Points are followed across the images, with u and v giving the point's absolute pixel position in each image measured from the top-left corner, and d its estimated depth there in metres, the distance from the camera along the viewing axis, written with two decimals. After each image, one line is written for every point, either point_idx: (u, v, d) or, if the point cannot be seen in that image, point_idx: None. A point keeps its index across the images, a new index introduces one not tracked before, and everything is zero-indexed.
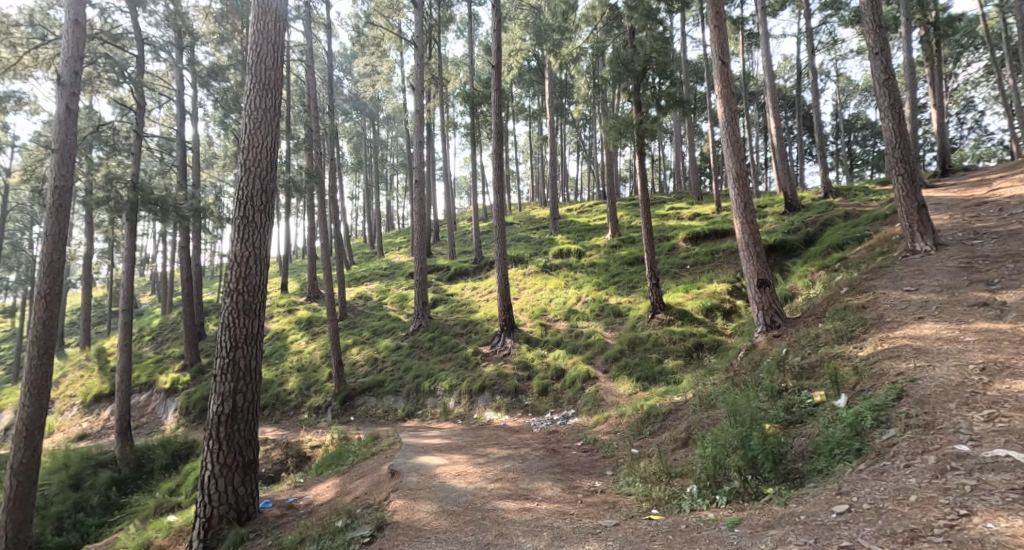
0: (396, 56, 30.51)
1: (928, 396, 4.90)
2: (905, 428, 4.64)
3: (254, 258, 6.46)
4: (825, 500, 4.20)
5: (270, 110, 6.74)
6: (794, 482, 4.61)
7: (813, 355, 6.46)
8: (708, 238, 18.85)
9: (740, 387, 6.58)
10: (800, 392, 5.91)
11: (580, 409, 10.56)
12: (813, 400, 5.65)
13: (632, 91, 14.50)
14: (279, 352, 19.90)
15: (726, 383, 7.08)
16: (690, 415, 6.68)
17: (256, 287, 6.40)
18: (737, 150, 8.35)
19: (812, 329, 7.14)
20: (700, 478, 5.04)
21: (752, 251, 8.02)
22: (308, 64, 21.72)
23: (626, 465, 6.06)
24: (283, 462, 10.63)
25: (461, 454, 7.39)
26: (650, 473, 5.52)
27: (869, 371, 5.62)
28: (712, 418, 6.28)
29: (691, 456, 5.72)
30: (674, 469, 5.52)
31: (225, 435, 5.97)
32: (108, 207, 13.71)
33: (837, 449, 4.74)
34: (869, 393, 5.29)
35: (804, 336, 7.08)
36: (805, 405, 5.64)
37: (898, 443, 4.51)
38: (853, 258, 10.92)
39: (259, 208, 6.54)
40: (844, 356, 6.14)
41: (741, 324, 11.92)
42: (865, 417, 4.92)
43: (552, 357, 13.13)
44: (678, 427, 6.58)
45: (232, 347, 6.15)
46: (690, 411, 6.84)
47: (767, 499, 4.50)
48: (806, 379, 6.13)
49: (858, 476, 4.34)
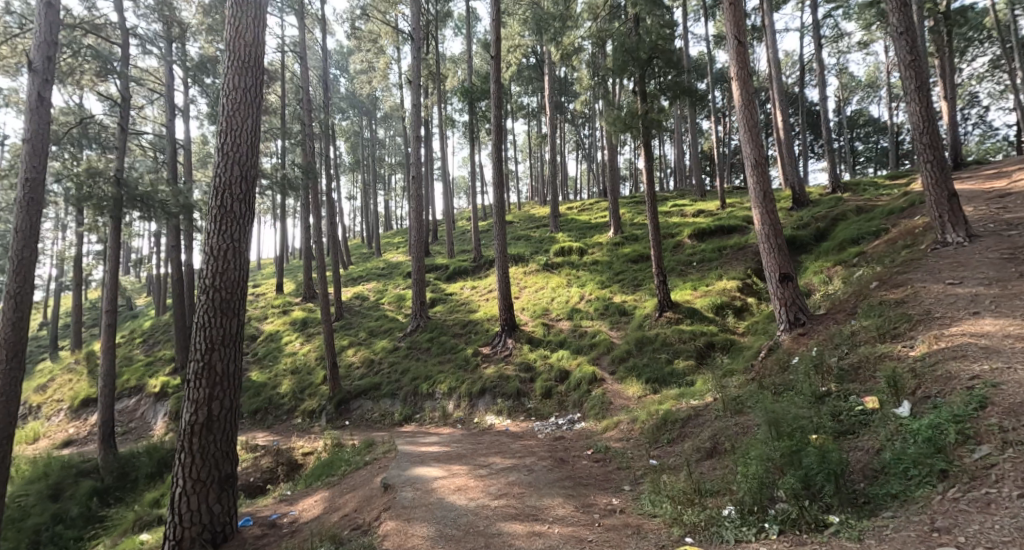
0: (393, 53, 30.01)
1: (1019, 405, 4.31)
2: (1003, 446, 4.05)
3: (233, 251, 5.90)
4: (919, 540, 3.62)
5: (250, 90, 6.17)
6: (863, 511, 4.05)
7: (855, 356, 5.92)
8: (715, 234, 18.37)
9: (772, 393, 6.04)
10: (847, 397, 5.37)
11: (586, 413, 10.00)
12: (864, 407, 5.10)
13: (638, 82, 13.96)
14: (274, 353, 19.33)
15: (751, 387, 6.53)
16: (713, 422, 6.13)
17: (235, 281, 5.84)
18: (755, 136, 7.83)
19: (844, 327, 6.59)
20: (740, 500, 4.51)
21: (772, 243, 7.48)
22: (302, 58, 21.19)
23: (646, 479, 5.50)
24: (273, 470, 10.07)
25: (460, 464, 6.82)
26: (681, 491, 4.96)
27: (932, 373, 5.07)
28: (743, 426, 5.74)
29: (724, 469, 5.18)
30: (707, 486, 4.97)
31: (199, 447, 5.39)
32: (94, 205, 13.18)
33: (915, 470, 4.18)
34: (939, 400, 4.72)
35: (836, 334, 6.53)
36: (856, 412, 5.11)
37: (1000, 466, 3.92)
38: (874, 251, 10.38)
39: (237, 196, 5.99)
40: (893, 357, 5.59)
41: (754, 323, 11.37)
42: (945, 430, 4.35)
43: (555, 358, 12.56)
44: (701, 435, 6.02)
45: (207, 349, 5.58)
46: (714, 417, 6.30)
47: (834, 531, 3.94)
48: (850, 382, 5.60)
49: (957, 508, 3.77)
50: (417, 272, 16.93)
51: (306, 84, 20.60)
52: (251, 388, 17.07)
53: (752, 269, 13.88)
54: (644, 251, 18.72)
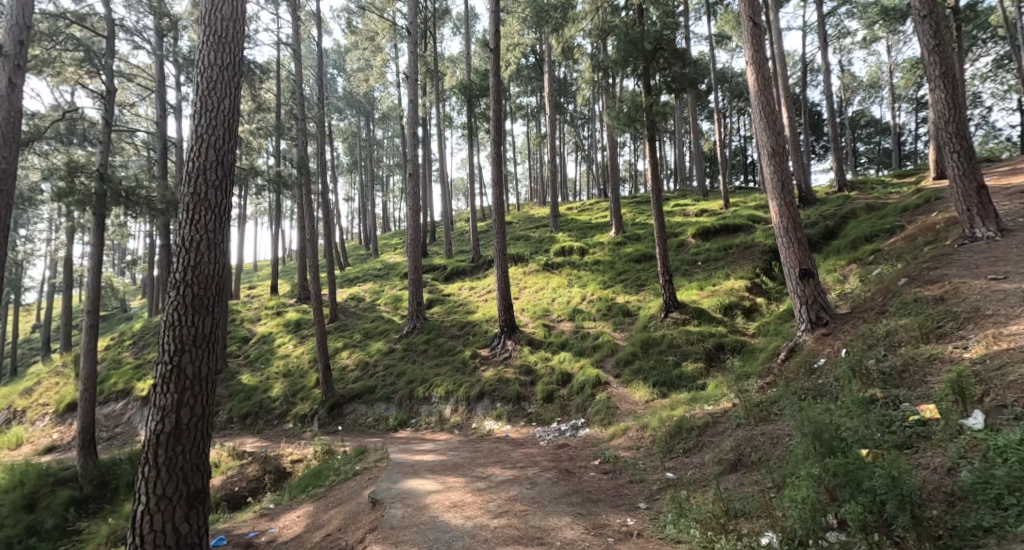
0: (390, 51, 29.61)
1: None
2: None
3: (207, 243, 5.36)
4: None
5: (228, 68, 5.65)
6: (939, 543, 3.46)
7: (897, 359, 5.43)
8: (720, 233, 17.93)
9: (804, 399, 5.55)
10: (898, 406, 4.85)
11: (591, 418, 9.47)
12: (921, 417, 4.57)
13: (642, 74, 13.49)
14: (266, 356, 18.77)
15: (776, 391, 6.03)
16: (737, 432, 5.63)
17: (210, 276, 5.31)
18: (772, 122, 7.28)
19: (877, 328, 6.09)
20: (783, 526, 4.02)
21: (792, 237, 6.99)
22: (296, 55, 20.76)
23: (665, 497, 5.00)
24: (260, 479, 9.53)
25: (456, 475, 6.30)
26: (711, 513, 4.43)
27: (997, 377, 4.53)
28: (772, 436, 5.24)
29: (756, 487, 4.69)
30: (739, 508, 4.45)
31: (165, 460, 4.88)
32: (76, 202, 12.67)
33: (1009, 495, 3.49)
34: (1017, 409, 4.14)
35: (869, 335, 6.03)
36: (911, 423, 4.58)
37: None
38: (890, 248, 9.90)
39: (212, 182, 5.45)
40: (943, 360, 5.09)
41: (765, 323, 10.88)
42: None
43: (557, 360, 12.03)
44: (723, 445, 5.52)
45: (177, 351, 5.06)
46: (737, 425, 5.80)
47: None
48: (896, 387, 5.10)
49: None
50: (414, 271, 16.44)
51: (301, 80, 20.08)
52: (241, 391, 16.51)
53: (760, 268, 13.40)
54: (647, 250, 18.24)
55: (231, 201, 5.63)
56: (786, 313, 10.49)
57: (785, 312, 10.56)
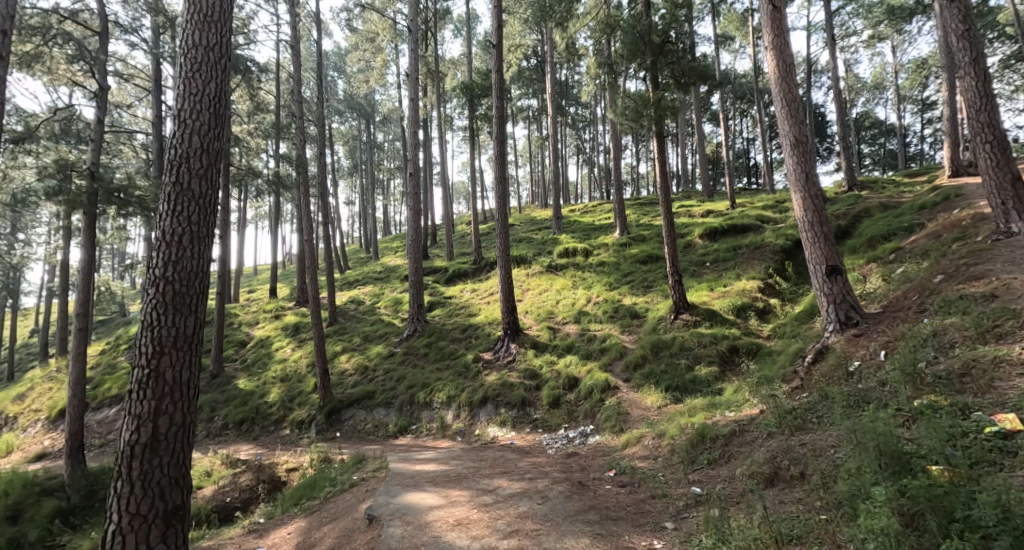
0: (390, 52, 29.28)
1: None
2: None
3: (189, 237, 4.91)
4: None
5: (214, 48, 5.20)
6: None
7: (953, 362, 4.95)
8: (727, 234, 17.53)
9: (849, 408, 5.08)
10: (968, 416, 4.32)
11: (600, 425, 9.01)
12: (1000, 430, 4.03)
13: (650, 67, 13.09)
14: (263, 360, 18.34)
15: (813, 399, 5.58)
16: (771, 443, 5.19)
17: (191, 272, 4.86)
18: (794, 110, 6.82)
19: (921, 328, 5.64)
20: None
21: (818, 232, 6.56)
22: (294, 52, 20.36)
23: (697, 517, 4.54)
24: (253, 489, 9.08)
25: (460, 488, 5.86)
26: (755, 537, 3.98)
27: None
28: (814, 448, 4.83)
29: (803, 507, 4.23)
30: (786, 529, 4.00)
31: (140, 474, 4.45)
32: (65, 201, 12.26)
33: None
34: None
35: (913, 336, 5.58)
36: (988, 438, 4.05)
37: None
38: (912, 246, 9.46)
39: (195, 171, 5.01)
40: (1011, 364, 4.62)
41: (780, 324, 10.45)
42: None
43: (563, 364, 11.57)
44: (756, 457, 5.10)
45: (155, 354, 4.62)
46: (769, 435, 5.39)
47: None
48: (959, 394, 4.61)
49: None
50: (415, 273, 16.02)
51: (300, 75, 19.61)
52: (237, 396, 16.07)
53: (773, 268, 12.98)
54: (653, 251, 17.82)
55: (217, 192, 5.17)
56: (802, 314, 10.05)
57: (801, 313, 10.11)
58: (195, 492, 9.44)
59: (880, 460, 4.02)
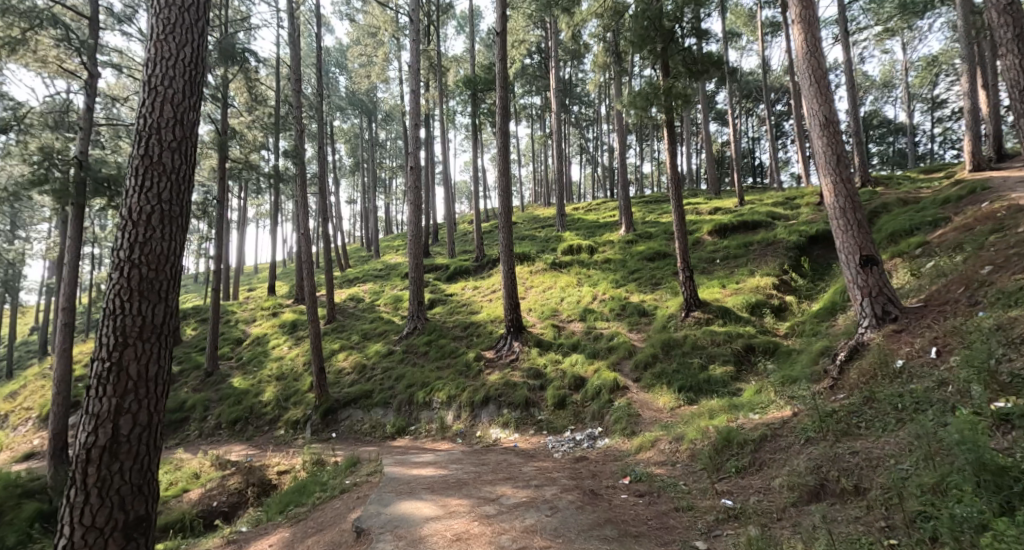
0: (391, 47, 28.78)
1: None
2: None
3: (162, 216, 4.41)
4: None
5: (190, 9, 4.67)
6: None
7: None
8: (737, 230, 17.01)
9: (910, 415, 4.57)
10: None
11: (609, 427, 8.49)
12: None
13: (661, 55, 12.57)
14: (260, 358, 17.87)
15: (858, 402, 5.08)
16: (813, 451, 4.70)
17: (161, 254, 4.37)
18: (823, 86, 6.26)
19: (979, 323, 5.13)
20: None
21: (851, 219, 6.05)
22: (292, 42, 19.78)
23: (736, 537, 4.04)
24: (242, 493, 8.58)
25: (459, 496, 5.35)
26: None
27: None
28: (867, 457, 4.35)
29: (871, 529, 3.73)
30: None
31: (97, 481, 3.97)
32: (53, 191, 11.80)
33: None
34: None
35: (972, 332, 5.07)
36: None
37: None
38: (940, 240, 8.92)
39: (167, 144, 4.51)
40: None
41: (797, 322, 9.92)
42: None
43: (568, 363, 11.06)
44: (796, 466, 4.62)
45: (119, 345, 4.13)
46: (808, 441, 4.93)
47: None
48: None
49: None
50: (415, 269, 15.48)
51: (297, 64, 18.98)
52: (232, 395, 15.56)
53: (788, 265, 12.45)
54: (660, 248, 17.31)
55: (192, 168, 4.67)
56: (822, 312, 9.50)
57: (821, 311, 9.57)
58: (181, 495, 8.95)
59: (976, 478, 3.51)
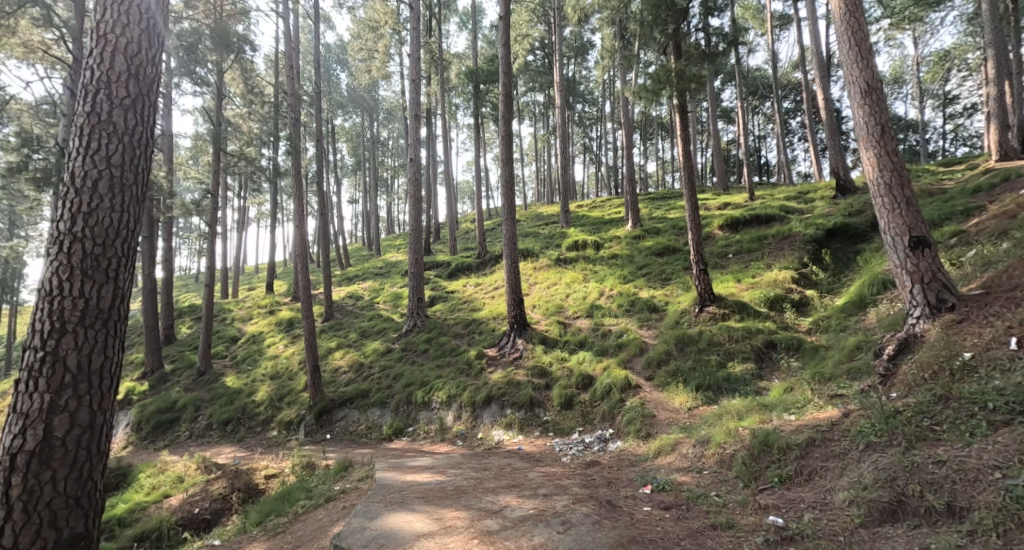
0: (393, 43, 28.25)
1: None
2: None
3: (114, 185, 3.82)
4: None
5: None
6: None
7: None
8: (750, 224, 16.35)
9: (1008, 422, 3.96)
10: None
11: (622, 429, 7.86)
12: None
13: (673, 36, 11.96)
14: (254, 357, 17.29)
15: (932, 403, 4.49)
16: (884, 461, 4.12)
17: (111, 228, 3.76)
18: (864, 51, 5.65)
19: None
20: None
21: (897, 197, 5.48)
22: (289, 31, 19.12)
23: None
24: (226, 499, 7.96)
25: (457, 507, 4.73)
26: None
27: None
28: (959, 470, 3.76)
29: None
30: None
31: (23, 493, 3.39)
32: (33, 178, 11.25)
33: None
34: None
35: None
36: None
37: None
38: (978, 228, 8.27)
39: (119, 100, 3.89)
40: None
41: (821, 318, 9.26)
42: None
43: (575, 361, 10.41)
44: (866, 479, 4.02)
45: (59, 332, 3.55)
46: (870, 447, 4.36)
47: None
48: None
49: None
50: (415, 265, 14.82)
51: (295, 54, 18.32)
52: (224, 395, 14.93)
53: (807, 258, 11.80)
54: (669, 243, 16.68)
55: (150, 129, 4.06)
56: (849, 305, 8.86)
57: (848, 305, 8.91)
58: (161, 502, 8.32)
59: None
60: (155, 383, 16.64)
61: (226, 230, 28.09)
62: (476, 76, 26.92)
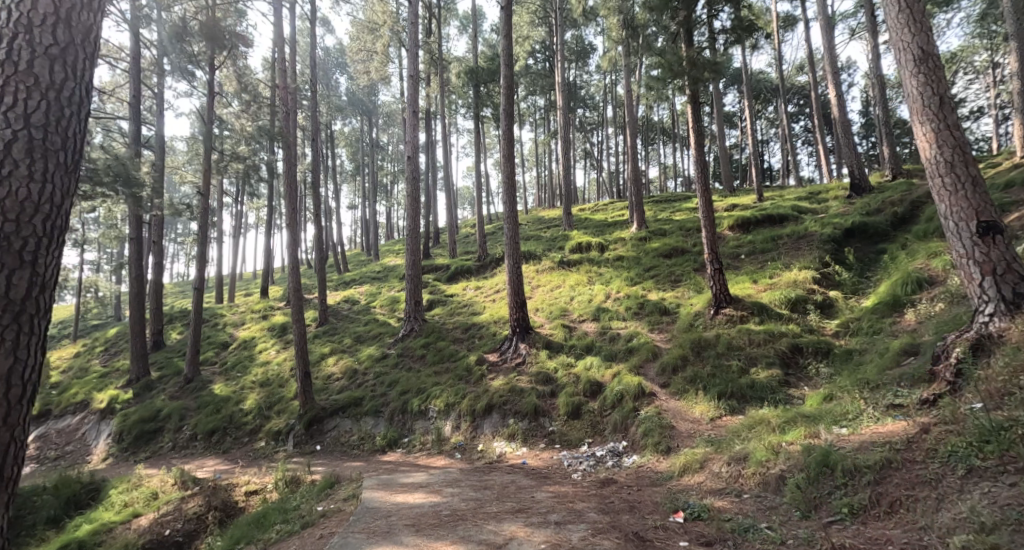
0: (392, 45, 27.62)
1: None
2: None
3: (31, 152, 3.14)
4: None
5: None
6: None
7: None
8: (761, 225, 15.69)
9: None
10: None
11: (637, 441, 7.17)
12: None
13: (684, 23, 11.31)
14: (244, 363, 16.58)
15: None
16: (996, 495, 3.54)
17: (26, 203, 3.10)
18: (917, 13, 5.23)
19: None
20: None
21: (960, 175, 5.05)
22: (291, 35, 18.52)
23: None
24: (201, 518, 7.22)
25: (453, 541, 4.08)
26: None
27: None
28: None
29: None
30: None
31: None
32: None
33: None
34: None
35: None
36: None
37: None
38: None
39: (43, 48, 3.21)
40: None
41: (850, 319, 8.55)
42: None
43: (582, 367, 9.69)
44: (984, 517, 3.42)
45: None
46: (975, 476, 3.77)
47: None
48: None
49: None
50: (411, 266, 14.10)
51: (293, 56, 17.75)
52: (211, 403, 14.19)
53: (828, 257, 11.11)
54: (676, 243, 16.00)
55: (86, 88, 3.39)
56: (881, 306, 8.18)
57: (880, 306, 8.22)
58: (130, 522, 7.58)
59: None
60: (140, 391, 15.89)
61: (220, 235, 27.43)
62: (477, 76, 26.19)
